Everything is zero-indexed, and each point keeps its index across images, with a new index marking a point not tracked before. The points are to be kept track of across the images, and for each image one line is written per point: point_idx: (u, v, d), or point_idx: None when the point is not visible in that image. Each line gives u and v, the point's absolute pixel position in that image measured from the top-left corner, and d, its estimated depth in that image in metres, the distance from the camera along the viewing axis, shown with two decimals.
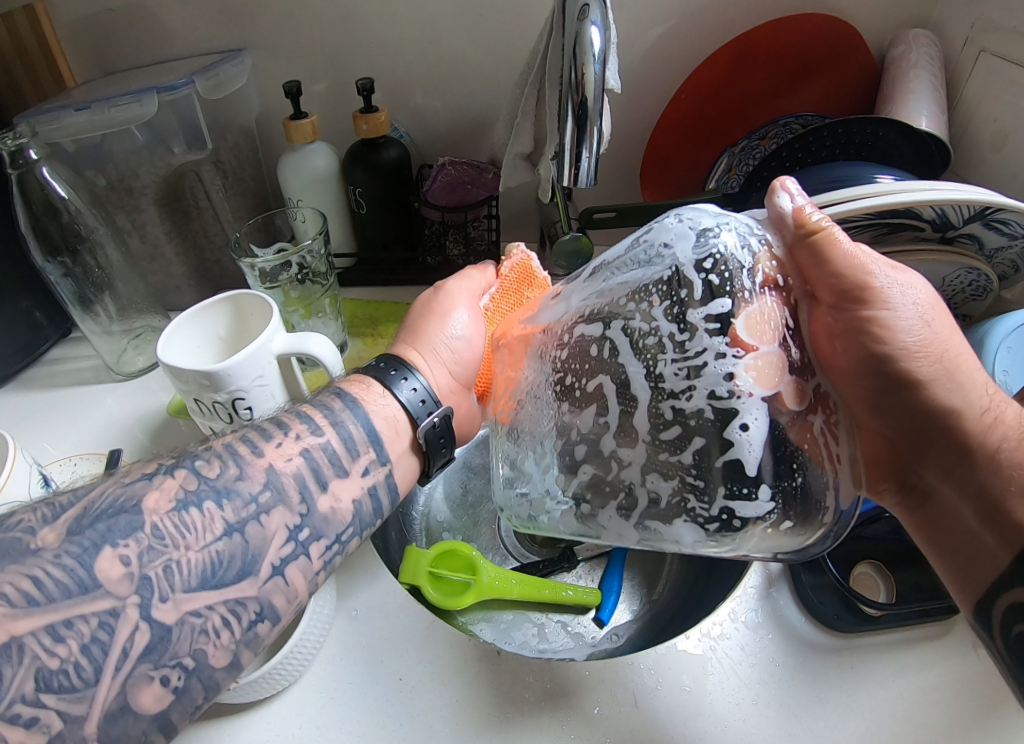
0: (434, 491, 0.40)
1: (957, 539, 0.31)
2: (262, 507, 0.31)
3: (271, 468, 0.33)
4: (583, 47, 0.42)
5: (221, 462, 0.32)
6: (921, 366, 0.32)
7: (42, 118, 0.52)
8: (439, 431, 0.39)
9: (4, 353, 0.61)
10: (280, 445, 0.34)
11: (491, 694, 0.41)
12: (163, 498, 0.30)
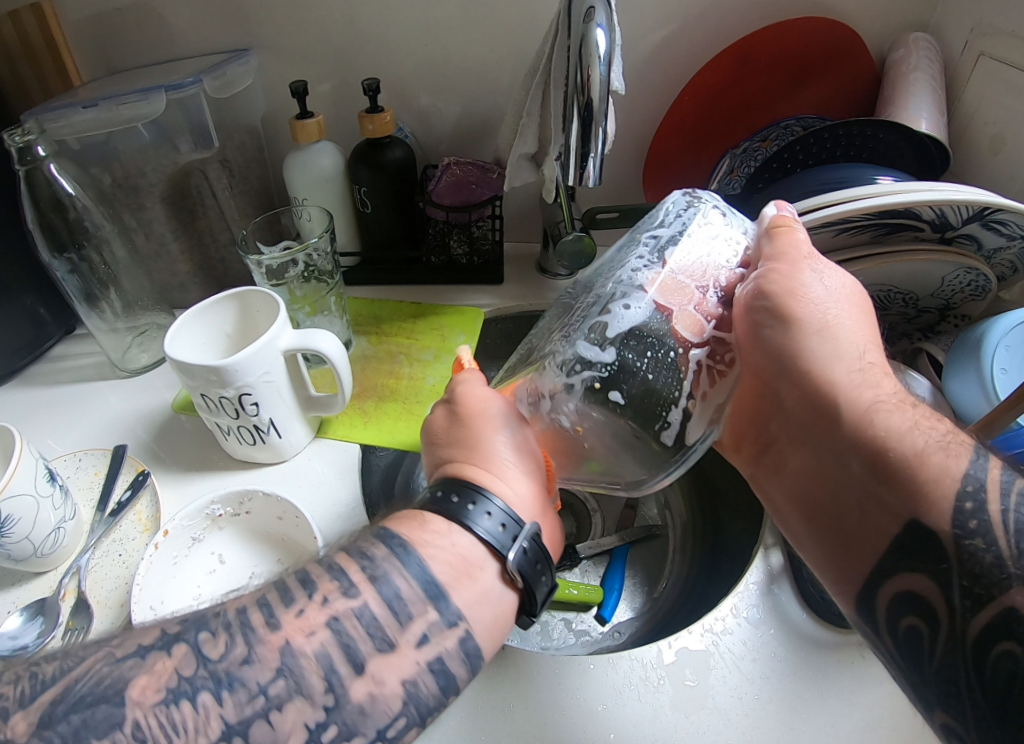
0: (487, 498, 0.35)
1: (826, 501, 0.36)
2: (272, 703, 0.28)
3: (288, 647, 0.29)
4: (588, 49, 0.42)
5: (229, 642, 0.29)
6: (822, 349, 0.36)
7: (49, 115, 0.53)
8: (522, 544, 0.35)
9: (9, 350, 0.61)
10: (303, 621, 0.30)
11: (496, 688, 0.41)
12: (153, 686, 0.27)
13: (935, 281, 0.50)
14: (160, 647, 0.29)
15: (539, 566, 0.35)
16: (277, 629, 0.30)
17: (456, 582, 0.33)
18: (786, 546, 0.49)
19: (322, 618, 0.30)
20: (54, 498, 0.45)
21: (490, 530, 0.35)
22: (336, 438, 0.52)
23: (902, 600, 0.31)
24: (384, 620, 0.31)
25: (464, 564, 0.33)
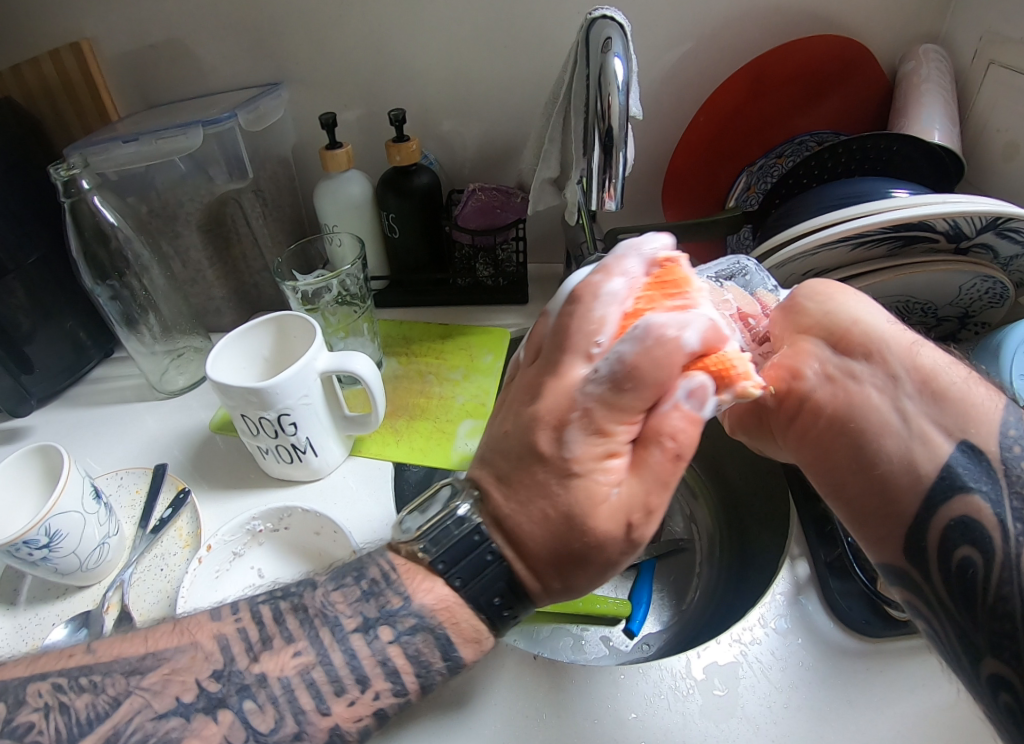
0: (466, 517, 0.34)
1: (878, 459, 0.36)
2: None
3: (335, 730, 0.32)
4: (607, 78, 0.44)
5: (277, 714, 0.31)
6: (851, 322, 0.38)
7: (92, 150, 0.55)
8: (493, 594, 0.33)
9: (51, 373, 0.63)
10: (351, 705, 0.33)
11: (530, 695, 0.42)
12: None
13: (952, 290, 0.51)
14: (206, 711, 0.31)
15: (510, 613, 0.34)
16: (326, 714, 0.32)
17: (435, 598, 0.34)
18: (813, 557, 0.50)
19: (367, 707, 0.33)
20: (99, 515, 0.47)
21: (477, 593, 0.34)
22: (370, 455, 0.54)
23: (955, 531, 0.33)
24: (390, 674, 0.33)
25: (456, 609, 0.34)
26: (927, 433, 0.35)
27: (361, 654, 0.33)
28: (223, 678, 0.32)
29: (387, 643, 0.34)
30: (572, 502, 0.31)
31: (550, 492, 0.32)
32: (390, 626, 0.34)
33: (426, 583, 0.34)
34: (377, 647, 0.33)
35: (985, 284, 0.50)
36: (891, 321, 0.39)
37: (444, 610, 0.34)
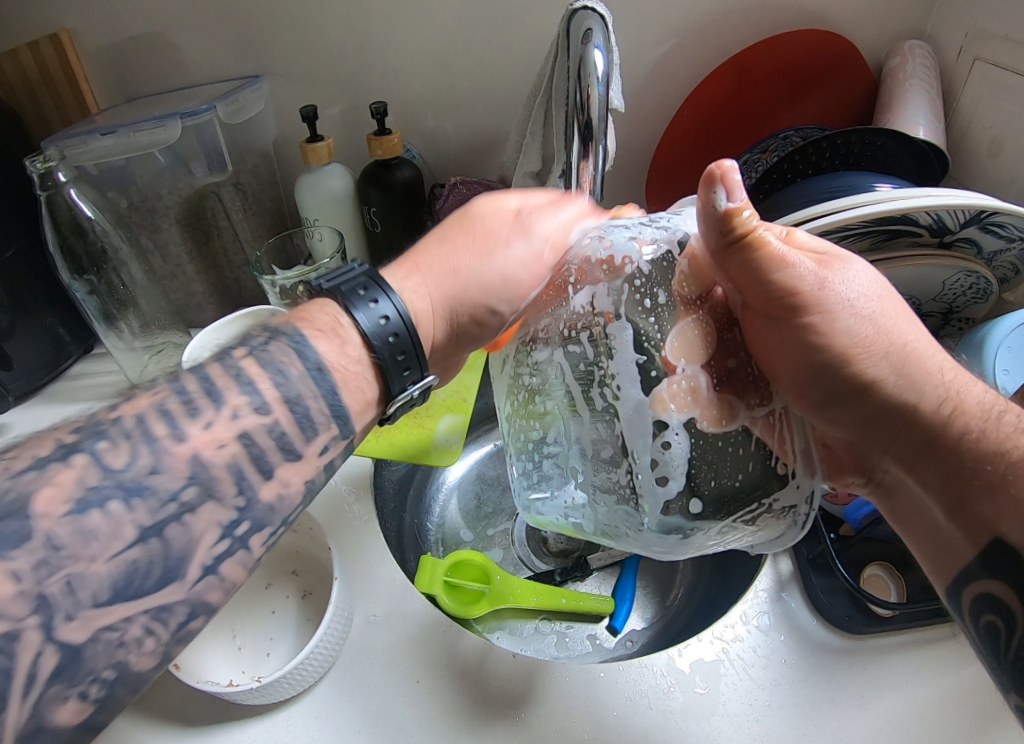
0: (386, 297, 0.34)
1: (920, 535, 0.33)
2: (186, 505, 0.25)
3: (196, 458, 0.26)
4: (587, 70, 0.43)
5: (132, 447, 0.25)
6: (869, 364, 0.34)
7: (69, 142, 0.54)
8: (396, 348, 0.33)
9: (30, 370, 0.63)
10: (210, 429, 0.27)
11: (511, 695, 0.42)
12: (57, 496, 0.23)
13: (936, 285, 0.51)
14: (55, 457, 0.24)
15: (410, 375, 0.34)
16: (183, 440, 0.26)
17: (334, 355, 0.32)
18: (796, 554, 0.49)
19: (229, 429, 0.27)
20: None
21: (370, 323, 0.33)
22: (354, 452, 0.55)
23: (979, 603, 0.29)
24: (273, 401, 0.29)
25: (354, 371, 0.32)
26: (957, 536, 0.30)
27: (215, 373, 0.29)
28: (79, 427, 0.26)
29: (244, 361, 0.30)
30: (478, 239, 0.40)
31: (472, 231, 0.40)
32: (245, 348, 0.31)
33: (300, 315, 0.34)
34: (230, 362, 0.30)
35: (969, 278, 0.50)
36: (937, 371, 0.34)
37: (337, 371, 0.32)
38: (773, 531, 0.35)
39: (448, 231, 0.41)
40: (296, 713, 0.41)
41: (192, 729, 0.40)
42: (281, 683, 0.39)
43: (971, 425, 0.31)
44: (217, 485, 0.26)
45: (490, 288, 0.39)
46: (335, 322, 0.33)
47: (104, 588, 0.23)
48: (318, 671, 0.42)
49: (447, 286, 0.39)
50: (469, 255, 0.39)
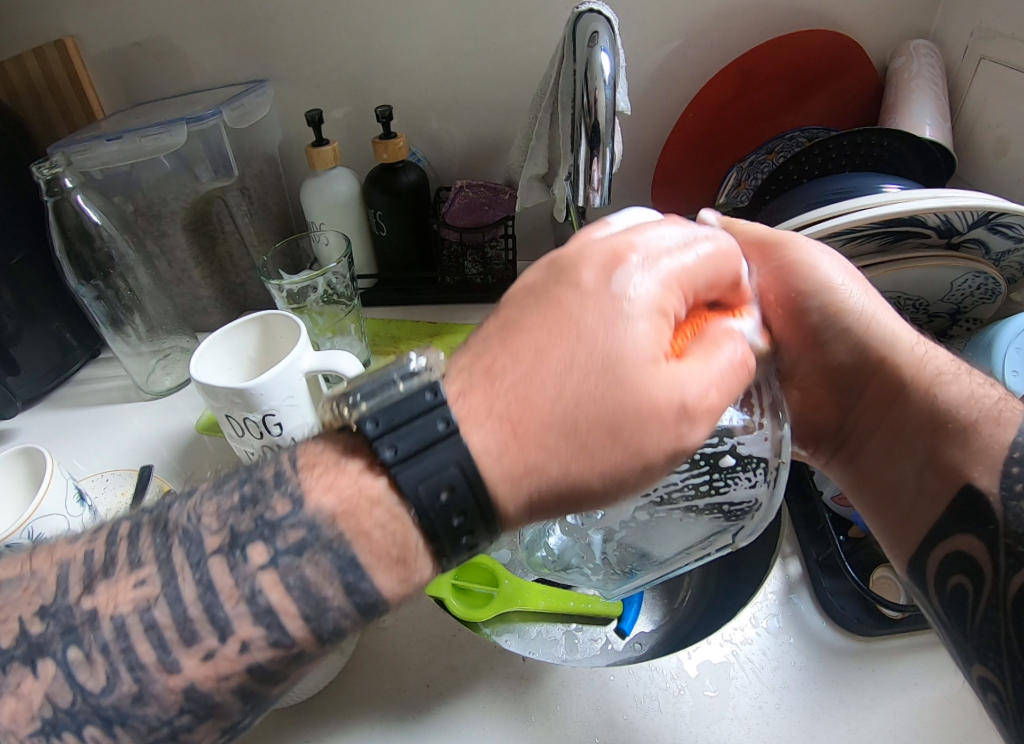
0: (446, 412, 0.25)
1: (892, 482, 0.37)
2: (178, 729, 0.24)
3: (188, 693, 0.23)
4: (593, 73, 0.43)
5: (109, 671, 0.23)
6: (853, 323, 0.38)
7: (76, 148, 0.55)
8: (457, 527, 0.25)
9: (37, 375, 0.63)
10: (209, 662, 0.23)
11: (520, 699, 0.42)
12: (23, 713, 0.23)
13: (944, 286, 0.51)
14: (20, 661, 0.23)
15: (470, 542, 0.26)
16: (177, 670, 0.23)
17: (391, 587, 0.25)
18: (805, 555, 0.49)
19: (234, 664, 0.24)
20: (84, 518, 0.46)
21: (421, 496, 0.24)
22: None
23: (950, 563, 0.33)
24: (296, 628, 0.24)
25: (410, 580, 0.26)
26: (929, 478, 0.34)
27: (221, 586, 0.24)
28: (47, 617, 0.24)
29: (264, 578, 0.24)
30: (613, 411, 0.26)
31: (567, 322, 0.27)
32: (271, 545, 0.25)
33: (328, 477, 0.26)
34: (243, 575, 0.24)
35: (976, 279, 0.50)
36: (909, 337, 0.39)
37: (346, 517, 0.25)
38: (744, 494, 0.33)
39: (555, 347, 0.27)
40: (305, 718, 0.41)
41: None
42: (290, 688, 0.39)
43: (932, 378, 0.36)
44: (216, 708, 0.24)
45: (609, 423, 0.26)
46: (364, 495, 0.25)
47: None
48: (325, 677, 0.42)
49: (547, 488, 0.26)
50: (575, 352, 0.27)
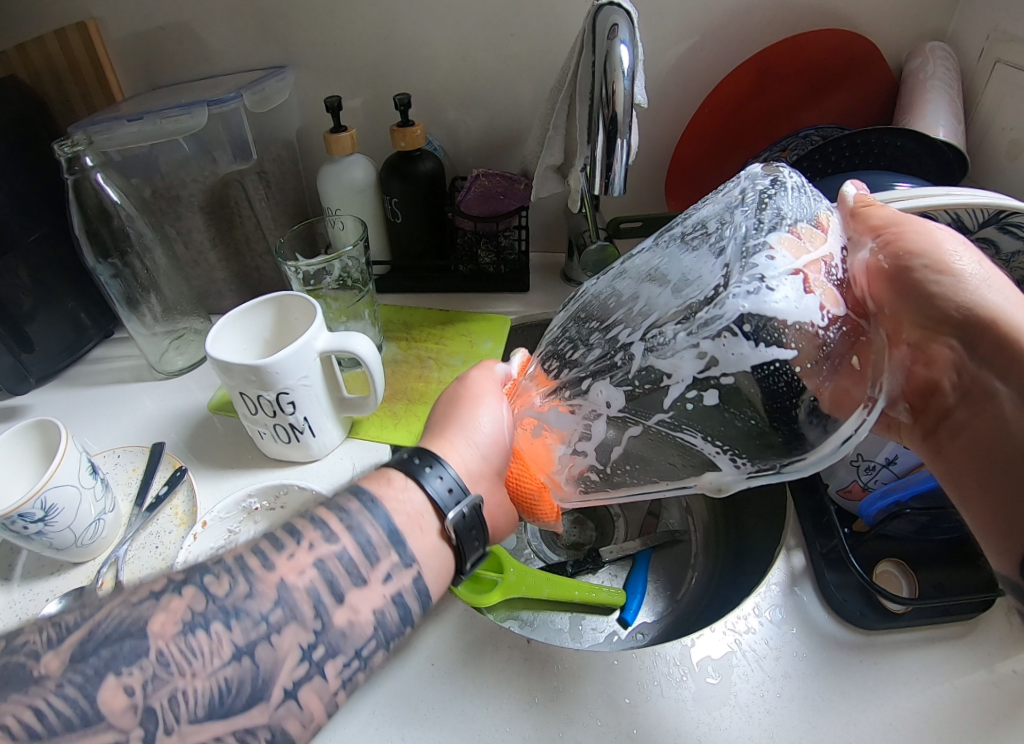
0: (444, 462, 0.35)
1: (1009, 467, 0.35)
2: (273, 627, 0.29)
3: (282, 585, 0.30)
4: (614, 65, 0.44)
5: (232, 580, 0.29)
6: (971, 297, 0.35)
7: (96, 128, 0.55)
8: (469, 509, 0.35)
9: (52, 352, 0.63)
10: (292, 557, 0.31)
11: (526, 680, 0.42)
12: (170, 621, 0.28)
13: None
14: (171, 590, 0.29)
15: (477, 538, 0.35)
16: (271, 569, 0.30)
17: (418, 539, 0.33)
18: (808, 547, 0.50)
19: (308, 558, 0.31)
20: (95, 490, 0.46)
21: (438, 491, 0.34)
22: (368, 438, 0.55)
23: None
24: (355, 553, 0.32)
25: (424, 522, 0.34)
26: None
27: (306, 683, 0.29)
28: (187, 565, 0.30)
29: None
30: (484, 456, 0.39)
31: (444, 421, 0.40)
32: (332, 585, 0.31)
33: (394, 501, 0.34)
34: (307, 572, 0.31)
35: None
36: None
37: (408, 525, 0.33)
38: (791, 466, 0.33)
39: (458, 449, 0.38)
40: None
41: None
42: None
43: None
44: (299, 610, 0.29)
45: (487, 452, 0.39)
46: (416, 511, 0.34)
47: (59, 728, 0.24)
48: None
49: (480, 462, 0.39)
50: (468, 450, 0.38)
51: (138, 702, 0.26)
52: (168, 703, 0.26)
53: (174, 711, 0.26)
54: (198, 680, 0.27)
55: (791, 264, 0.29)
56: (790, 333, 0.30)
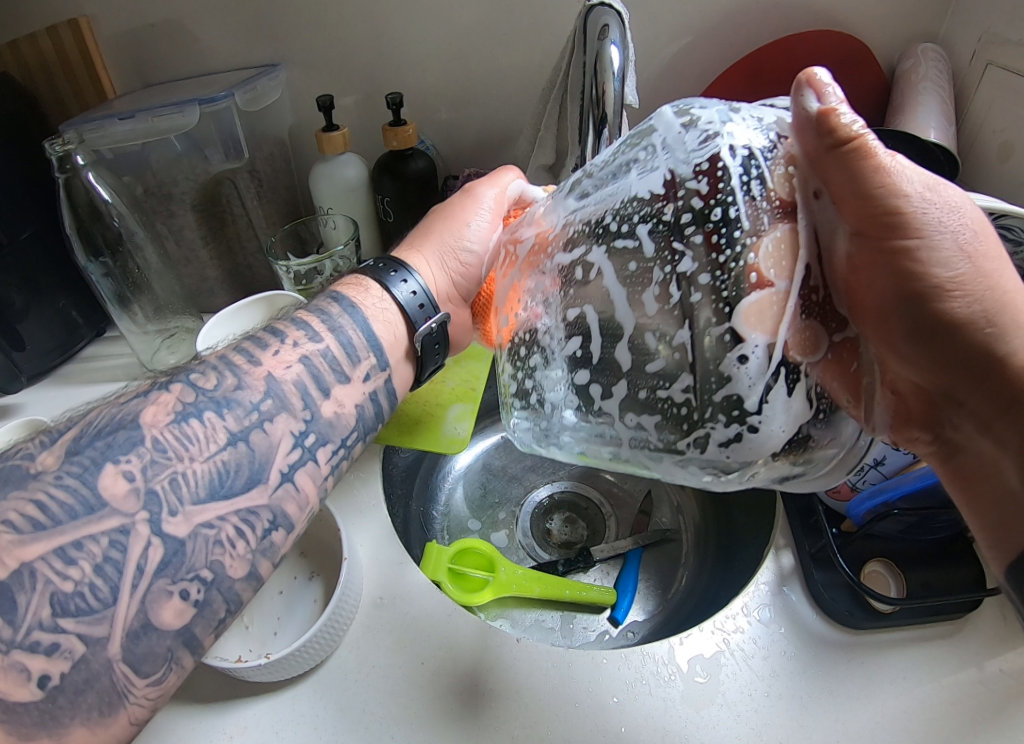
0: (415, 278, 0.44)
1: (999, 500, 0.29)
2: (264, 415, 0.35)
3: (270, 376, 0.36)
4: (603, 66, 0.44)
5: (218, 376, 0.35)
6: (961, 302, 0.27)
7: (88, 126, 0.55)
8: (433, 334, 0.43)
9: (43, 351, 0.63)
10: (278, 358, 0.37)
11: (515, 679, 0.42)
12: (162, 412, 0.32)
13: None
14: (158, 389, 0.34)
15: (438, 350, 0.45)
16: (258, 366, 0.36)
17: (383, 326, 0.42)
18: (797, 548, 0.50)
19: (292, 356, 0.37)
20: None
21: (408, 301, 0.43)
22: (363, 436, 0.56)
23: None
24: (328, 345, 0.39)
25: (395, 334, 0.42)
26: None
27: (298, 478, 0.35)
28: (170, 374, 0.35)
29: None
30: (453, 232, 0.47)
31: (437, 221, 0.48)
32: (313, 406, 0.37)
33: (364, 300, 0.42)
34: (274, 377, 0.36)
35: None
36: None
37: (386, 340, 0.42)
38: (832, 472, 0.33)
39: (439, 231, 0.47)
40: (303, 692, 0.42)
41: (201, 703, 0.41)
42: (294, 658, 0.40)
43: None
44: (287, 400, 0.36)
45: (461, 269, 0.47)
46: (389, 320, 0.42)
47: (62, 515, 0.28)
48: (327, 648, 0.43)
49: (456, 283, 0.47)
50: (447, 235, 0.47)
51: (136, 486, 0.30)
52: (169, 482, 0.30)
53: (176, 489, 0.30)
54: (196, 462, 0.32)
55: (765, 353, 0.26)
56: (789, 456, 0.29)
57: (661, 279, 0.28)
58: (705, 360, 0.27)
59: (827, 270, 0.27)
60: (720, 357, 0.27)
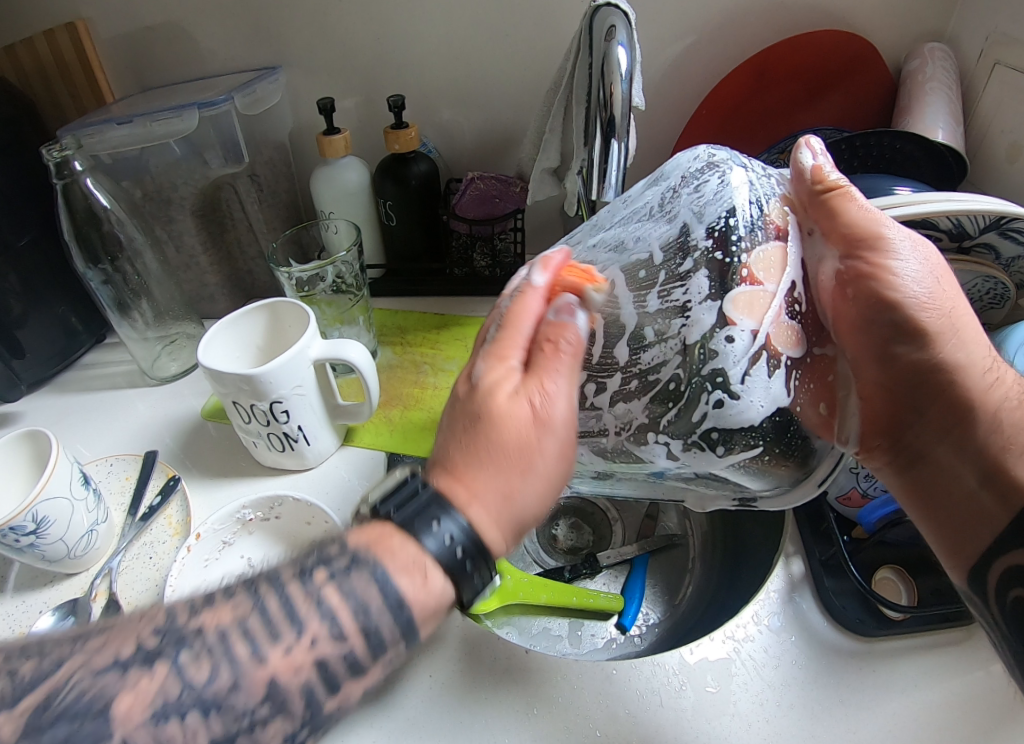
0: (450, 513, 0.29)
1: (953, 500, 0.37)
2: (258, 723, 0.25)
3: (274, 681, 0.26)
4: (610, 68, 0.43)
5: (213, 661, 0.25)
6: (931, 321, 0.36)
7: (86, 131, 0.55)
8: (457, 549, 0.29)
9: (43, 358, 0.63)
10: (289, 652, 0.26)
11: (522, 691, 0.42)
12: (138, 703, 0.24)
13: (953, 288, 0.51)
14: (139, 662, 0.25)
15: (474, 569, 0.29)
16: (263, 662, 0.26)
17: (415, 590, 0.28)
18: (808, 555, 0.49)
19: (307, 655, 0.26)
20: (88, 501, 0.46)
21: (440, 547, 0.28)
22: (364, 446, 0.54)
23: (1013, 577, 0.34)
24: (351, 631, 0.27)
25: (434, 607, 0.29)
26: (997, 503, 0.35)
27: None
28: (162, 630, 0.26)
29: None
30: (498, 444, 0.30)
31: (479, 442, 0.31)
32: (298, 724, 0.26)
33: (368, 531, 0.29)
34: (312, 587, 0.28)
35: (985, 283, 0.50)
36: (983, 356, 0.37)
37: (375, 543, 0.29)
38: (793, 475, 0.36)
39: (476, 453, 0.30)
40: None
41: None
42: None
43: (1009, 397, 0.36)
44: (288, 700, 0.26)
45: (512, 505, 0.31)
46: (412, 559, 0.28)
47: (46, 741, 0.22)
48: None
49: (507, 514, 0.31)
50: (490, 474, 0.30)
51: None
52: None
53: None
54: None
55: (751, 337, 0.29)
56: (766, 447, 0.32)
57: (665, 279, 0.32)
58: (692, 327, 0.30)
59: (811, 290, 0.32)
60: (711, 335, 0.29)
